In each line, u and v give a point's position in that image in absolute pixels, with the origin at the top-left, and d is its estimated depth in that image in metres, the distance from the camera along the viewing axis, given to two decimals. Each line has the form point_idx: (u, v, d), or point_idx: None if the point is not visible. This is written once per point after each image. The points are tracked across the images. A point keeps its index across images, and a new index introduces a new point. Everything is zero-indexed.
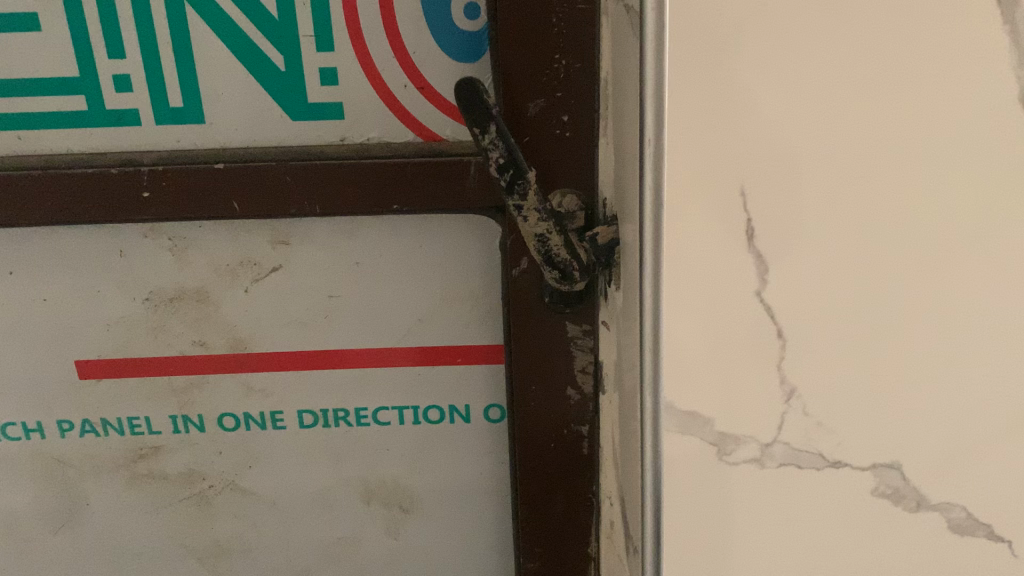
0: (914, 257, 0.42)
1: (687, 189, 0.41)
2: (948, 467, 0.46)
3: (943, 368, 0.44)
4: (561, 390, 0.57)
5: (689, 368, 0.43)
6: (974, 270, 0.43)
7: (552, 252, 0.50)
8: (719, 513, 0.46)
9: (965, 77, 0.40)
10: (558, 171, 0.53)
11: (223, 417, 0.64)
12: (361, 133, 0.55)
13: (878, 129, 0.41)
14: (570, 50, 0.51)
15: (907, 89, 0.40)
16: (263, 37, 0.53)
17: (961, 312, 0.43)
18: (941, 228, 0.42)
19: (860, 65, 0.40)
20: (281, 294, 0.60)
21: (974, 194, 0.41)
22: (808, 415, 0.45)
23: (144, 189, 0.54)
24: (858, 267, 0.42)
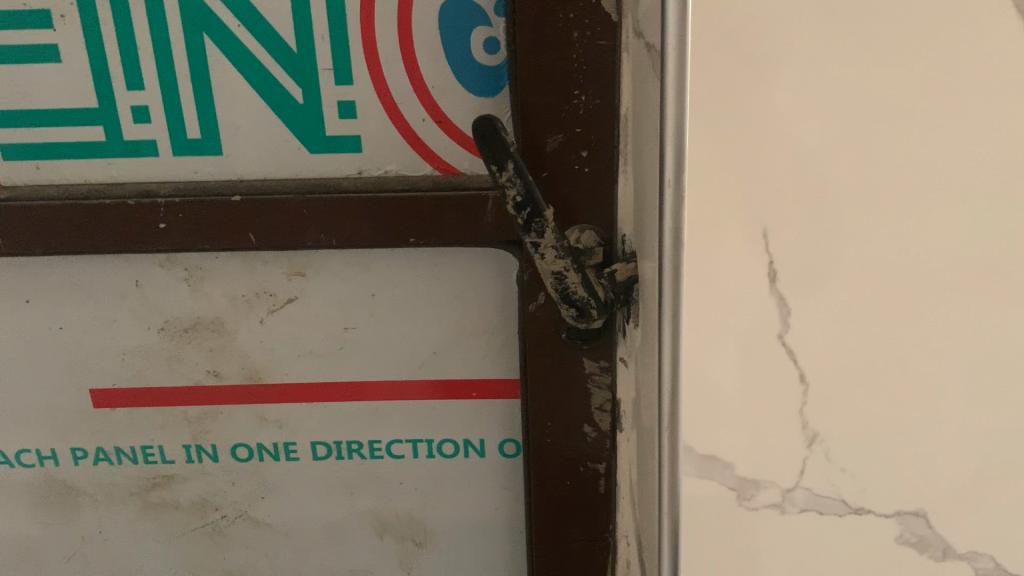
0: (942, 300, 0.40)
1: (702, 231, 0.39)
2: (977, 519, 0.44)
3: (972, 415, 0.42)
4: (578, 427, 0.60)
5: (707, 415, 0.42)
6: (1002, 314, 0.41)
7: (569, 290, 0.48)
8: (738, 561, 0.44)
9: (1001, 119, 0.38)
10: (576, 207, 0.53)
11: (236, 447, 0.65)
12: (378, 166, 0.56)
13: (907, 170, 0.38)
14: (590, 86, 0.50)
15: (939, 130, 0.38)
16: (281, 70, 0.53)
17: (991, 357, 0.41)
18: (972, 270, 0.40)
19: (889, 105, 0.38)
20: (297, 323, 0.61)
21: (1005, 238, 0.39)
22: (830, 460, 0.43)
23: (161, 221, 0.55)
24: (883, 311, 0.40)
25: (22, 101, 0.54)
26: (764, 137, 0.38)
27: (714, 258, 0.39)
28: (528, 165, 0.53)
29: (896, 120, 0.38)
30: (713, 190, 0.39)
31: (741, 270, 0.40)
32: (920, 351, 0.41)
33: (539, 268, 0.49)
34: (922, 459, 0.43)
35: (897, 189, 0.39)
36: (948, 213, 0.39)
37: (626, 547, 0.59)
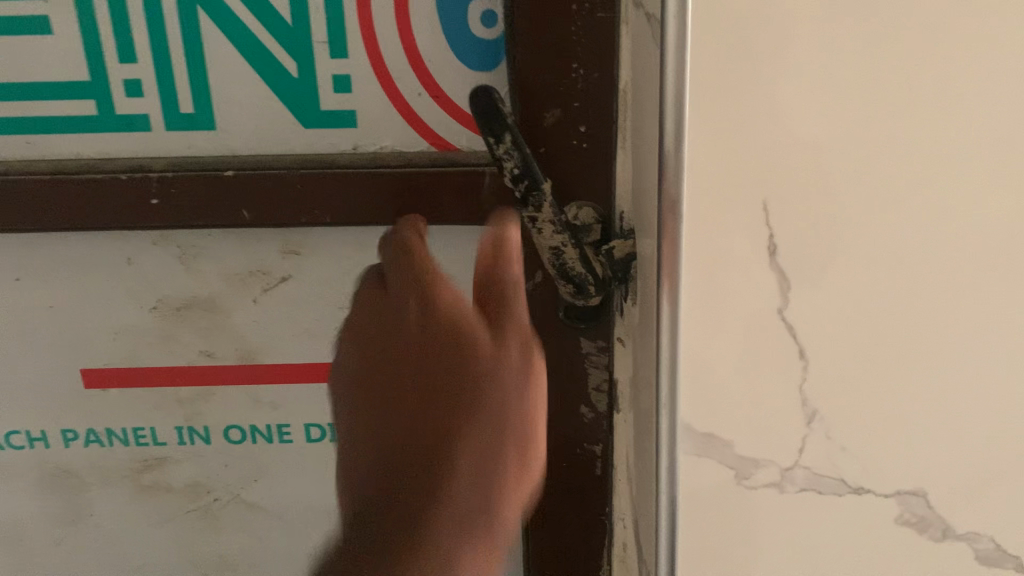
0: (940, 275, 0.42)
1: (707, 211, 0.40)
2: (971, 495, 0.47)
3: (967, 392, 0.44)
4: (575, 408, 0.59)
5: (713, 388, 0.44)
6: (996, 289, 0.42)
7: (566, 266, 0.48)
8: (738, 526, 0.48)
9: (1000, 100, 0.39)
10: (575, 183, 0.53)
11: (229, 429, 0.65)
12: (374, 142, 0.55)
13: (904, 142, 0.39)
14: (589, 61, 0.50)
15: (938, 109, 0.39)
16: (276, 43, 0.53)
17: (983, 332, 0.43)
18: (969, 247, 0.41)
19: (891, 78, 0.38)
20: (292, 302, 0.60)
21: (1000, 212, 0.40)
22: (830, 437, 0.45)
23: (153, 196, 0.54)
24: (879, 291, 0.42)
25: (11, 73, 0.53)
26: (764, 119, 0.39)
27: (720, 239, 0.41)
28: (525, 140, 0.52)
29: (896, 101, 0.38)
30: (716, 161, 0.40)
31: (742, 250, 0.41)
32: (916, 328, 0.43)
33: (538, 244, 0.49)
34: (918, 436, 0.45)
35: (897, 163, 0.39)
36: (947, 193, 0.40)
37: (623, 528, 0.60)
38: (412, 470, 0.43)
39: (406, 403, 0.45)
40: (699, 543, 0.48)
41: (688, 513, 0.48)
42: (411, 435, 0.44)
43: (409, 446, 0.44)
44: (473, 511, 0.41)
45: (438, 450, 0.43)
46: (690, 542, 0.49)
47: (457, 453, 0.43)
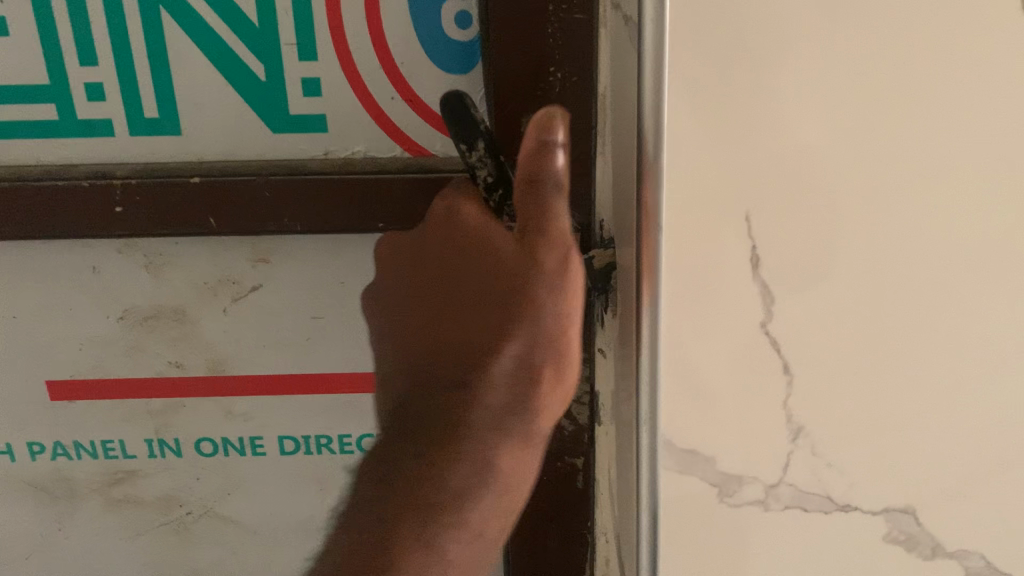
0: (916, 286, 0.43)
1: (688, 220, 0.42)
2: (957, 507, 0.48)
3: (948, 401, 0.45)
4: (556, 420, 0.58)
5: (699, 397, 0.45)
6: (970, 298, 0.43)
7: None
8: (732, 542, 0.49)
9: (965, 110, 0.41)
10: None
11: (200, 442, 0.64)
12: (345, 147, 0.54)
13: (874, 151, 0.41)
14: (567, 63, 0.48)
15: (905, 117, 0.41)
16: (243, 46, 0.52)
17: (962, 343, 0.44)
18: (943, 259, 0.43)
19: (860, 89, 0.40)
20: (263, 311, 0.59)
21: (970, 224, 0.42)
22: (816, 454, 0.46)
23: (117, 204, 0.53)
24: (857, 300, 0.43)
25: None
26: (745, 128, 0.41)
27: (707, 252, 0.42)
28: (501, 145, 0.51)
29: (869, 110, 0.40)
30: (699, 169, 0.41)
31: (726, 259, 0.43)
32: (895, 339, 0.44)
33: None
34: (902, 448, 0.46)
35: (867, 176, 0.41)
36: (921, 201, 0.42)
37: (606, 543, 0.59)
38: (438, 417, 0.40)
39: (440, 327, 0.42)
40: (687, 559, 0.49)
41: (674, 528, 0.48)
42: (441, 362, 0.41)
43: (439, 374, 0.41)
44: (499, 459, 0.40)
45: (468, 379, 0.40)
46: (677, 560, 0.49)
47: (491, 385, 0.39)
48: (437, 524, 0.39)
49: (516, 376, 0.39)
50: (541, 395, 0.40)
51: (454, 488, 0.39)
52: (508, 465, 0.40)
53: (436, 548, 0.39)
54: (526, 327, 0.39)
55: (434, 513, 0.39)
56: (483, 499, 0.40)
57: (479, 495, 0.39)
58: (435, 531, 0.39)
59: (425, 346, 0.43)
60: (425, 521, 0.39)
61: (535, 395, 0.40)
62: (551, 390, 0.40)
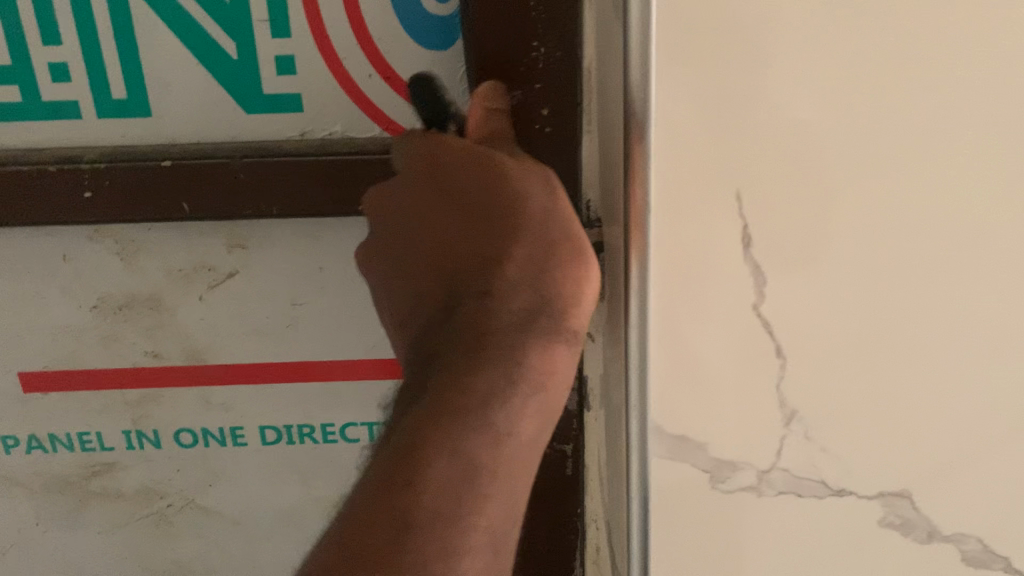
0: (912, 262, 0.42)
1: (674, 198, 0.41)
2: (955, 489, 0.47)
3: (945, 381, 0.44)
4: None
5: (690, 383, 0.44)
6: (971, 276, 0.42)
7: None
8: (726, 533, 0.48)
9: (964, 75, 0.39)
10: None
11: (180, 433, 0.66)
12: (322, 127, 0.55)
13: (865, 123, 0.40)
14: (549, 37, 0.46)
15: (900, 87, 0.39)
16: (213, 23, 0.52)
17: (959, 321, 0.43)
18: (941, 237, 0.41)
19: (852, 57, 0.39)
20: (238, 296, 0.61)
21: (967, 197, 0.41)
22: (810, 439, 0.45)
23: (86, 189, 0.53)
24: (849, 282, 0.42)
25: None
26: (731, 98, 0.39)
27: (696, 231, 0.41)
28: None
29: (858, 80, 0.39)
30: (687, 145, 0.40)
31: (713, 234, 0.41)
32: (890, 318, 0.43)
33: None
34: (895, 431, 0.45)
35: (860, 151, 0.40)
36: (918, 176, 0.40)
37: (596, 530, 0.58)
38: (460, 325, 0.40)
39: (448, 254, 0.43)
40: (678, 553, 0.48)
41: (665, 521, 0.47)
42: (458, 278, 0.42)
43: (458, 290, 0.42)
44: (530, 357, 0.39)
45: (488, 285, 0.41)
46: (664, 551, 0.48)
47: (512, 290, 0.40)
48: (469, 446, 0.37)
49: (532, 275, 0.41)
50: (563, 296, 0.41)
51: (481, 392, 0.38)
52: (539, 365, 0.39)
53: (468, 470, 0.37)
54: (532, 230, 0.41)
55: (460, 433, 0.37)
56: (515, 402, 0.39)
57: (513, 399, 0.39)
58: (465, 443, 0.37)
59: (438, 274, 0.43)
60: (450, 432, 0.37)
61: (557, 292, 0.40)
62: (574, 289, 0.41)
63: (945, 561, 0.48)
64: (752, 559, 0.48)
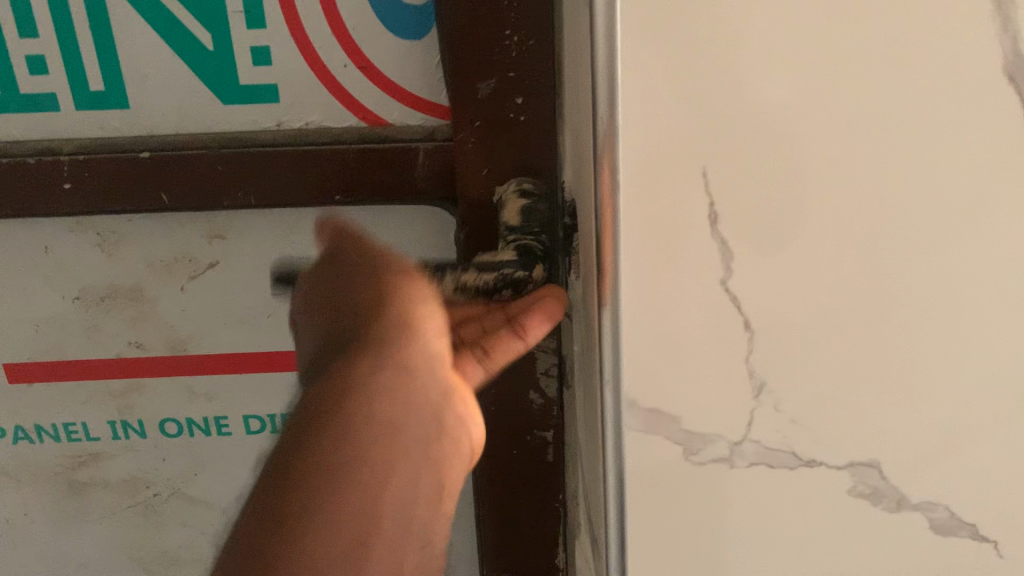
0: (874, 238, 0.43)
1: (642, 176, 0.42)
2: (924, 460, 0.48)
3: (910, 353, 0.46)
4: (523, 393, 0.59)
5: (660, 358, 0.46)
6: (932, 251, 0.43)
7: (488, 285, 0.49)
8: (698, 505, 0.49)
9: (922, 51, 0.40)
10: (517, 159, 0.52)
11: (165, 422, 0.69)
12: (299, 117, 0.57)
13: (825, 101, 0.41)
14: (522, 26, 0.48)
15: (859, 63, 0.40)
16: (189, 15, 0.54)
17: (923, 294, 0.44)
18: (902, 213, 0.43)
19: (809, 36, 0.40)
20: (218, 287, 0.63)
21: (927, 171, 0.42)
22: (780, 411, 0.47)
23: (65, 180, 0.56)
24: (812, 259, 0.44)
25: None
26: (691, 79, 0.40)
27: (662, 211, 0.43)
28: (460, 114, 0.51)
29: (817, 56, 0.40)
30: (653, 123, 0.41)
31: (678, 216, 0.43)
32: (854, 294, 0.44)
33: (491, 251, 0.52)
34: (862, 403, 0.47)
35: (820, 128, 0.41)
36: (877, 151, 0.42)
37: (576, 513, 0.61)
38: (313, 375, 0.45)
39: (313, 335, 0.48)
40: (649, 525, 0.50)
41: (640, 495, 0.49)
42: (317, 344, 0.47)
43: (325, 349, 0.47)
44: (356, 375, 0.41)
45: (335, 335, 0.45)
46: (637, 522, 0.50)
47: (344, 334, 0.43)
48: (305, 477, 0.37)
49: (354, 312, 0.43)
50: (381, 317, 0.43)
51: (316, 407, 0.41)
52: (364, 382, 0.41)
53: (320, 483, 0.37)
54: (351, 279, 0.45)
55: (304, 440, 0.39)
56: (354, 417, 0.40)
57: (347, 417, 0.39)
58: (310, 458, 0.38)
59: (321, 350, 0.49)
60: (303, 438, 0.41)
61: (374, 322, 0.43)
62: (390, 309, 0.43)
63: (913, 529, 0.50)
64: (724, 530, 0.50)
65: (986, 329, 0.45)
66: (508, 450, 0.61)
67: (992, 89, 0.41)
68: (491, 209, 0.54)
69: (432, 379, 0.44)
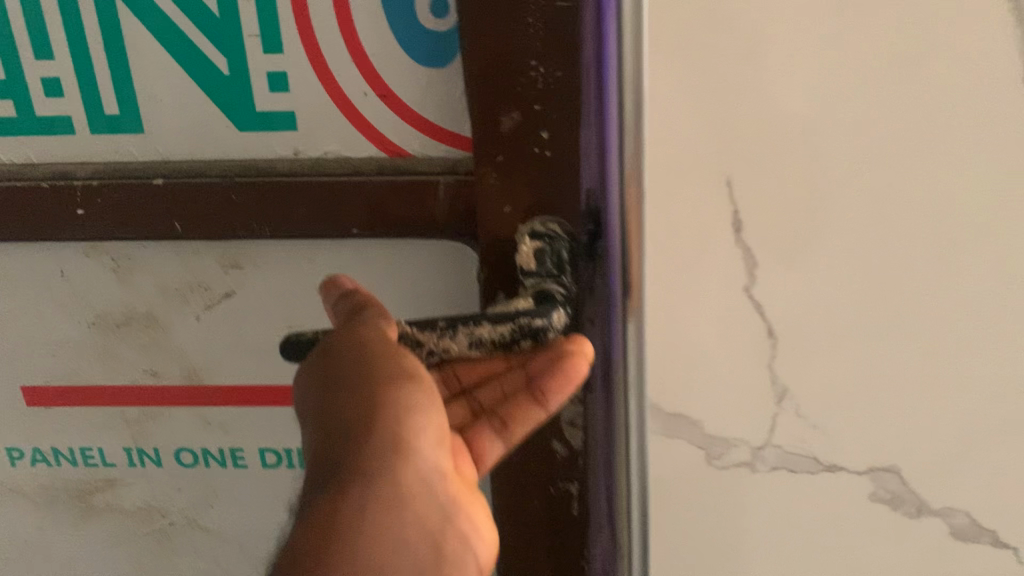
0: (890, 248, 0.45)
1: (667, 187, 0.45)
2: (943, 467, 0.49)
3: (928, 360, 0.47)
4: (546, 442, 0.57)
5: (691, 361, 0.48)
6: (949, 261, 0.45)
7: (507, 333, 0.41)
8: (717, 501, 0.52)
9: (937, 64, 0.41)
10: (544, 197, 0.50)
11: (180, 452, 0.69)
12: (316, 147, 0.58)
13: (838, 111, 0.42)
14: (549, 58, 0.47)
15: (872, 75, 0.42)
16: (206, 40, 0.55)
17: (940, 303, 0.46)
18: (917, 224, 0.44)
19: (824, 48, 0.41)
20: (232, 317, 0.63)
21: (942, 182, 0.43)
22: (802, 416, 0.49)
23: (78, 206, 0.57)
24: (829, 268, 0.45)
25: None
26: (712, 95, 0.43)
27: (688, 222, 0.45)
28: (483, 148, 0.50)
29: (829, 67, 0.42)
30: (677, 134, 0.44)
31: (701, 225, 0.45)
32: (872, 302, 0.46)
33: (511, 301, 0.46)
34: (878, 410, 0.48)
35: (834, 139, 0.43)
36: (891, 161, 0.43)
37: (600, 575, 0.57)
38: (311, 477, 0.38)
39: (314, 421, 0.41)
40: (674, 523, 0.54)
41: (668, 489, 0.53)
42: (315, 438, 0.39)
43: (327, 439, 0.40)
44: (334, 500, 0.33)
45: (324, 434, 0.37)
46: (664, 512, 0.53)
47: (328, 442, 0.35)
48: None
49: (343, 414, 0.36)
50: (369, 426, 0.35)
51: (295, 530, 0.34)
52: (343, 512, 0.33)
53: None
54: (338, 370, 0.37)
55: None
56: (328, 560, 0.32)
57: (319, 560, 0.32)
58: None
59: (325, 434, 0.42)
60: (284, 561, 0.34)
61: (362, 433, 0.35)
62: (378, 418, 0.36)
63: (932, 533, 0.51)
64: (743, 523, 0.53)
65: (1005, 339, 0.46)
66: (529, 501, 0.59)
67: (1008, 103, 0.41)
68: (511, 247, 0.52)
69: (424, 505, 0.36)
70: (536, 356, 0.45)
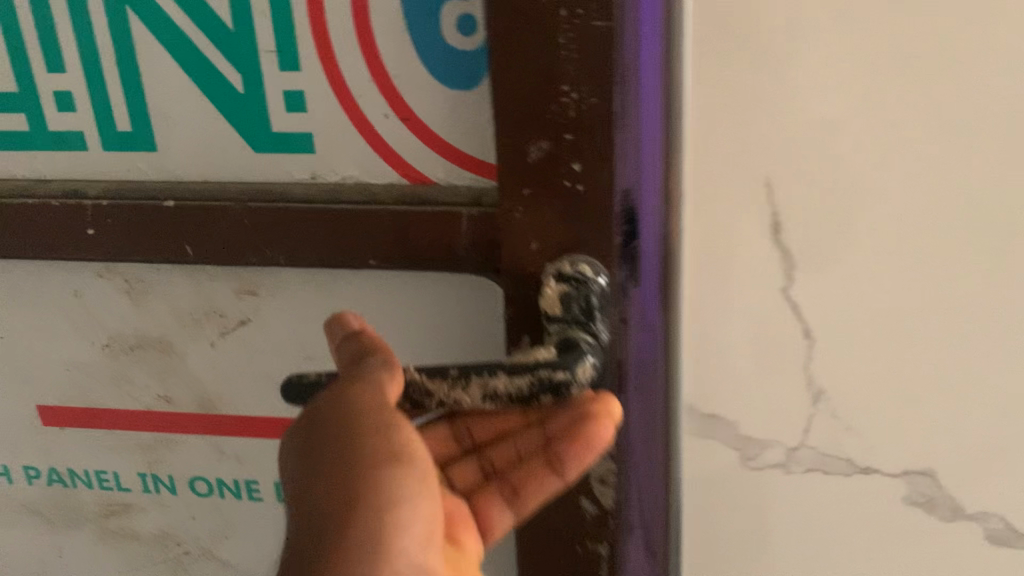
0: (918, 246, 0.45)
1: (709, 188, 0.46)
2: (977, 471, 0.49)
3: (959, 360, 0.47)
4: (574, 500, 0.52)
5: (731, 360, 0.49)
6: (980, 260, 0.45)
7: (528, 390, 0.43)
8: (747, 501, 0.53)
9: (963, 62, 0.42)
10: (574, 232, 0.47)
11: (195, 481, 0.68)
12: (333, 169, 0.57)
13: (863, 110, 0.43)
14: (583, 83, 0.44)
15: (897, 72, 0.42)
16: (223, 59, 0.55)
17: (971, 302, 0.46)
18: (946, 222, 0.45)
19: (850, 49, 0.42)
20: (246, 345, 0.62)
21: (971, 180, 0.44)
22: (836, 416, 0.49)
23: (89, 226, 0.57)
24: (859, 265, 0.46)
25: None
26: (750, 97, 0.44)
27: (728, 224, 0.47)
28: (507, 179, 0.47)
29: (852, 67, 0.43)
30: (716, 136, 0.45)
31: (742, 224, 0.46)
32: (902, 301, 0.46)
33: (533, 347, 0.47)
34: (910, 411, 0.48)
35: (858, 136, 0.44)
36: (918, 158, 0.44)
37: None
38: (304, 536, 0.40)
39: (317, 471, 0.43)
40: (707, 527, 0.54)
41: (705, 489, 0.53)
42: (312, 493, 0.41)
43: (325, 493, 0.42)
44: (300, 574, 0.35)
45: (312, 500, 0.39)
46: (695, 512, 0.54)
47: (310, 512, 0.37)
48: None
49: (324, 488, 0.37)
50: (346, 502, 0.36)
51: None
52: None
53: None
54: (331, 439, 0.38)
55: None
56: None
57: None
58: None
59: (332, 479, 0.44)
60: None
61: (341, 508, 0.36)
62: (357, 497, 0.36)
63: (966, 537, 0.51)
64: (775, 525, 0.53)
65: None
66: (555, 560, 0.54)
67: None
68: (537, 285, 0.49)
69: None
70: (555, 417, 0.46)
